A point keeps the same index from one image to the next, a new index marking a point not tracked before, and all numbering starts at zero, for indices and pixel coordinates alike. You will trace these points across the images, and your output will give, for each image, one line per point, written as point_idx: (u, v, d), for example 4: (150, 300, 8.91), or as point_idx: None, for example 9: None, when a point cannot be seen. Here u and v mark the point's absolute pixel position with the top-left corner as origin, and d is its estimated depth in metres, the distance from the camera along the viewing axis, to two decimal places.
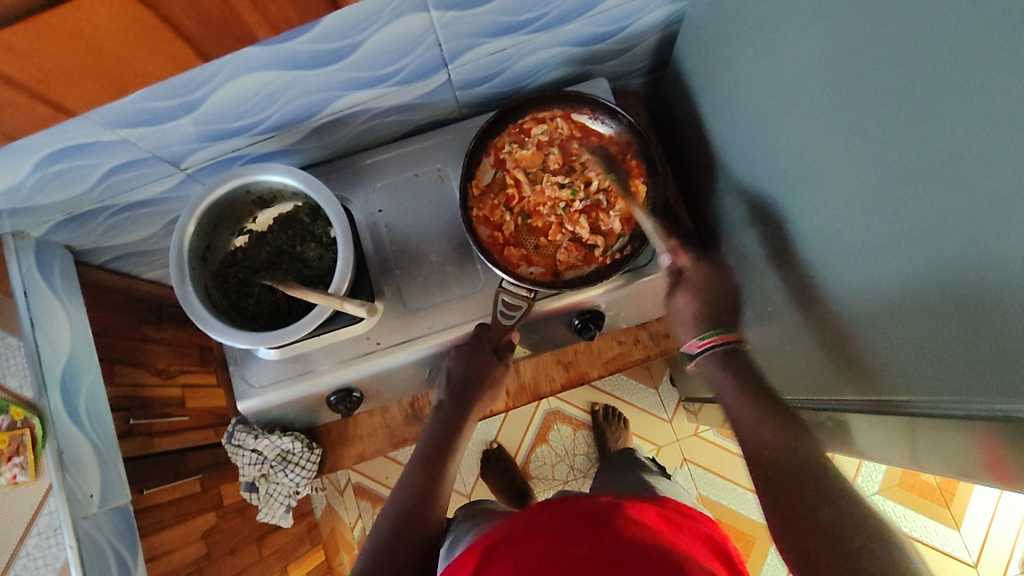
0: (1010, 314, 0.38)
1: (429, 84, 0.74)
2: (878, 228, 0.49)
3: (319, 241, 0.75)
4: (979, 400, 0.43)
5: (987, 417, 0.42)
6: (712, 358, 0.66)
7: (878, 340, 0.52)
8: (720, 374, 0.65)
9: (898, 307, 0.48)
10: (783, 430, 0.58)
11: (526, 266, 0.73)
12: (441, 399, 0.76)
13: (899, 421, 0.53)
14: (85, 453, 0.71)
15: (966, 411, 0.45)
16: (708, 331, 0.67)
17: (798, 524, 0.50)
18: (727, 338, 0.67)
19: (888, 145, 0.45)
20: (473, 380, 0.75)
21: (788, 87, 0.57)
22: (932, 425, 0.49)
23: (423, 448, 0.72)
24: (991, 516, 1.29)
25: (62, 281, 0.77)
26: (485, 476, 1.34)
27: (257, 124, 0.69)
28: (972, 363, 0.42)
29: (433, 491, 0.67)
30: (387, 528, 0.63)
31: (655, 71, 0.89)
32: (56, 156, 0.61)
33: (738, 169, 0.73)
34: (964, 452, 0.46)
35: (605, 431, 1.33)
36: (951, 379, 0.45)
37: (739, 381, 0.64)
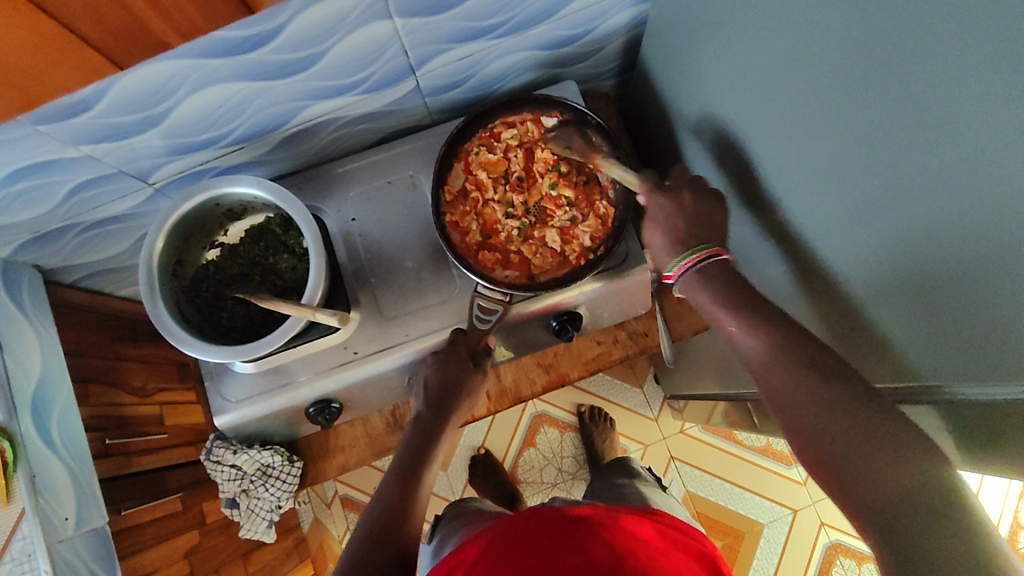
0: (979, 296, 0.38)
1: (398, 91, 0.74)
2: (845, 218, 0.49)
3: (293, 252, 0.74)
4: (964, 387, 0.42)
5: (975, 403, 0.42)
6: (696, 278, 0.57)
7: (857, 330, 0.53)
8: (704, 294, 0.56)
9: (871, 294, 0.49)
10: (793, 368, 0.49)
11: (501, 270, 0.73)
12: (419, 409, 0.75)
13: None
14: (59, 476, 0.70)
15: (949, 395, 0.44)
16: (680, 256, 0.59)
17: (851, 499, 0.44)
18: (705, 255, 0.58)
19: (851, 136, 0.46)
20: (450, 388, 0.74)
21: (752, 84, 0.57)
22: (915, 414, 0.49)
23: (400, 458, 0.72)
24: (974, 501, 1.31)
25: (30, 300, 0.76)
26: (473, 482, 1.33)
27: (224, 135, 0.68)
28: (947, 349, 0.43)
29: (408, 501, 0.66)
30: (359, 540, 0.62)
31: (625, 72, 0.89)
32: (18, 174, 0.60)
33: (709, 166, 0.73)
34: (952, 435, 0.46)
35: (591, 432, 1.34)
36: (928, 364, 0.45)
37: (719, 297, 0.55)
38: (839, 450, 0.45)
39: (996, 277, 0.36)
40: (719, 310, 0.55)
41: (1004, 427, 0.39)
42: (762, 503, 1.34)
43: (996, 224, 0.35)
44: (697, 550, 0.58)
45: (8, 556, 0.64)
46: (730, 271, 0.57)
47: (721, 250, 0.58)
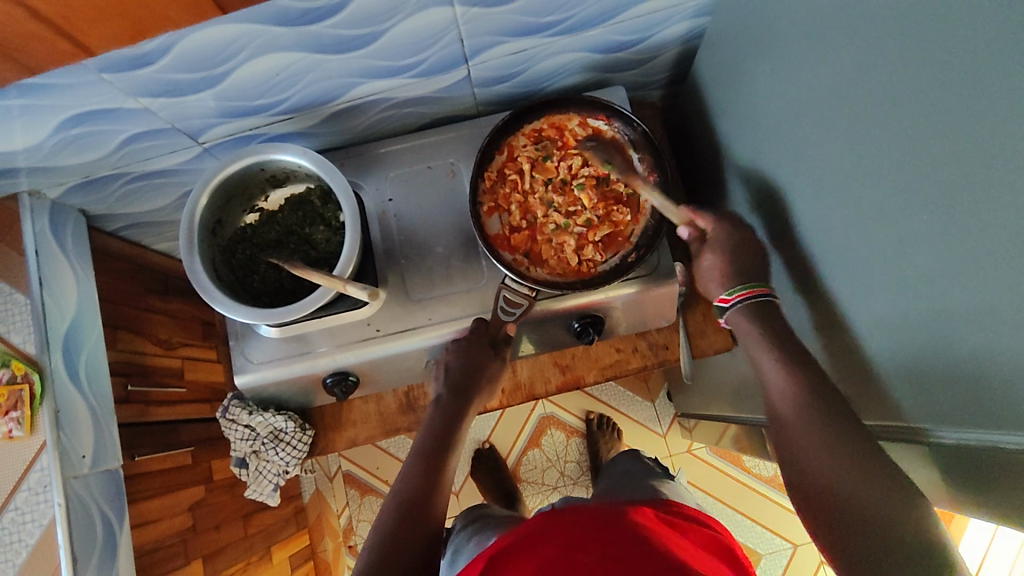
0: (1005, 345, 0.38)
1: (448, 79, 0.74)
2: (880, 251, 0.49)
3: (328, 225, 0.75)
4: (962, 429, 0.45)
5: (975, 445, 0.44)
6: (746, 312, 0.65)
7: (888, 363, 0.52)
8: (752, 330, 0.64)
9: (902, 328, 0.48)
10: (814, 414, 0.56)
11: (532, 265, 0.74)
12: (439, 393, 0.76)
13: (915, 453, 0.52)
14: (80, 413, 0.72)
15: (955, 437, 0.46)
16: (736, 286, 0.66)
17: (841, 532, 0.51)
18: (757, 293, 0.65)
19: (889, 174, 0.45)
20: (471, 375, 0.74)
21: (799, 108, 0.57)
22: (945, 462, 0.48)
23: (422, 443, 0.73)
24: (982, 559, 1.28)
25: (73, 242, 0.78)
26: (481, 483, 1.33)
27: (276, 103, 0.70)
28: (983, 394, 0.41)
29: (431, 484, 0.68)
30: (388, 522, 0.64)
31: (674, 84, 0.89)
32: (78, 119, 0.63)
33: (749, 187, 0.72)
34: (958, 480, 0.47)
35: (598, 439, 1.34)
36: (951, 400, 0.45)
37: (772, 343, 0.62)
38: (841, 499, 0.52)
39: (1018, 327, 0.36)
40: (754, 347, 0.63)
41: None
42: (762, 533, 1.33)
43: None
44: (709, 537, 0.60)
45: (26, 485, 0.68)
46: (773, 312, 0.65)
47: (771, 291, 0.66)
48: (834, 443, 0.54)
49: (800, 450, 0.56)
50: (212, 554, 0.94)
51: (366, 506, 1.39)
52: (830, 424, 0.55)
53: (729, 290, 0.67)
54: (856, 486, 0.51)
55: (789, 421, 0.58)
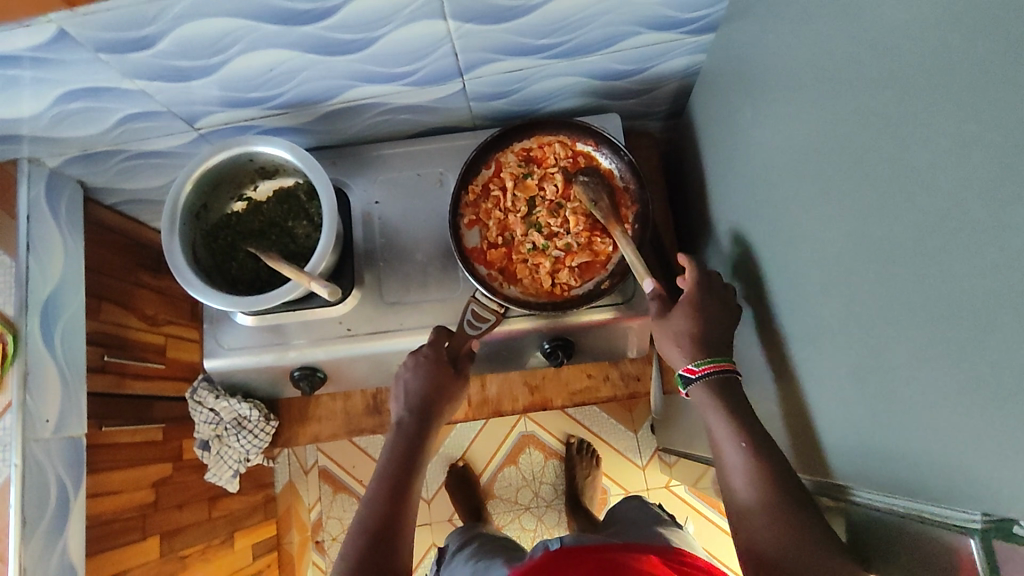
0: (944, 418, 0.37)
1: (445, 90, 0.75)
2: (837, 306, 0.48)
3: (311, 221, 0.77)
4: (894, 493, 0.44)
5: (905, 512, 0.43)
6: (710, 385, 0.64)
7: (838, 421, 0.51)
8: (711, 399, 0.63)
9: (853, 387, 0.47)
10: (772, 494, 0.56)
11: (506, 283, 0.74)
12: (400, 416, 0.70)
13: (847, 517, 0.52)
14: (49, 378, 0.73)
15: (888, 502, 0.46)
16: (703, 357, 0.65)
17: None
18: (722, 367, 0.64)
19: (851, 229, 0.45)
20: (435, 398, 0.70)
21: (778, 154, 0.57)
22: (871, 525, 0.49)
23: (382, 467, 0.68)
24: None
25: (67, 211, 0.80)
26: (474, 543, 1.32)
27: (272, 98, 0.71)
28: (915, 463, 0.41)
29: (395, 519, 0.64)
30: (354, 568, 0.60)
31: (674, 117, 0.89)
32: (76, 94, 0.65)
33: (732, 226, 0.72)
34: (894, 550, 0.46)
35: (575, 465, 1.33)
36: (893, 465, 0.44)
37: (732, 415, 0.61)
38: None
39: (961, 400, 0.35)
40: (717, 424, 0.62)
41: (948, 548, 0.39)
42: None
43: (972, 344, 0.34)
44: None
45: None
46: (734, 387, 0.64)
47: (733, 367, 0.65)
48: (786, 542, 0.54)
49: (757, 545, 0.56)
50: (171, 532, 0.96)
51: (337, 504, 1.37)
52: (784, 520, 0.55)
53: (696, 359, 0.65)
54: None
55: (748, 502, 0.58)
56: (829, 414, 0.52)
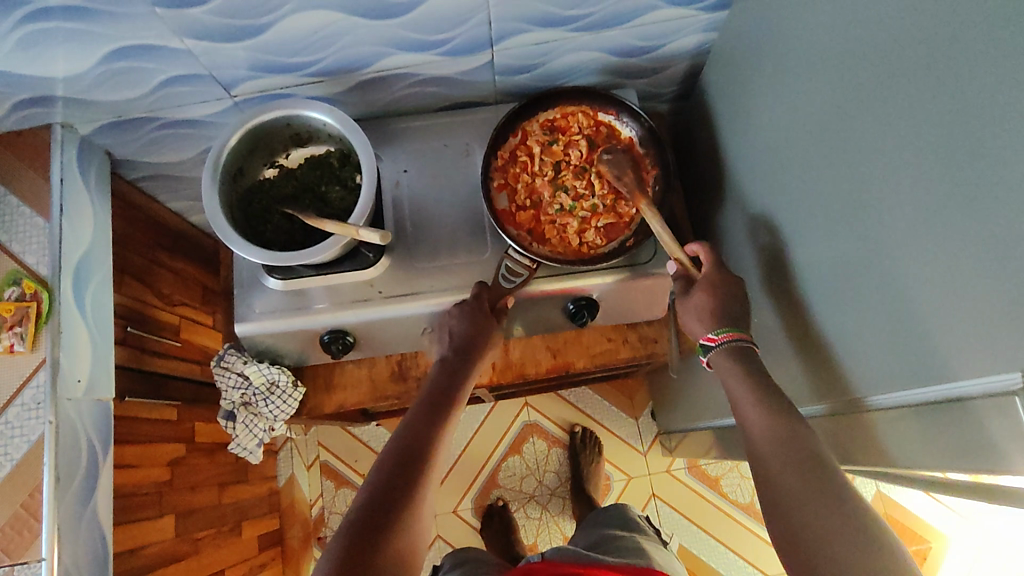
0: (986, 293, 0.41)
1: (474, 62, 0.79)
2: (870, 227, 0.52)
3: (344, 185, 0.78)
4: (927, 387, 0.49)
5: (939, 402, 0.48)
6: (727, 351, 0.67)
7: (870, 337, 0.55)
8: (727, 358, 0.67)
9: (887, 300, 0.51)
10: (781, 430, 0.59)
11: (535, 242, 0.77)
12: (443, 354, 0.75)
13: (872, 423, 0.57)
14: (81, 341, 0.73)
15: (917, 396, 0.50)
16: (720, 327, 0.69)
17: (794, 538, 0.53)
18: (739, 337, 0.68)
19: (884, 151, 0.49)
20: (473, 339, 0.74)
21: (799, 105, 0.62)
22: (895, 424, 0.53)
23: (424, 395, 0.72)
24: None
25: (96, 181, 0.81)
26: (484, 531, 1.31)
27: (310, 64, 0.74)
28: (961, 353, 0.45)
29: (433, 434, 0.67)
30: (389, 467, 0.62)
31: (681, 98, 0.95)
32: (123, 52, 0.67)
33: (748, 187, 0.77)
34: (922, 444, 0.51)
35: (580, 452, 1.34)
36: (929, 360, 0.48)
37: (745, 371, 0.65)
38: (800, 512, 0.54)
39: (1000, 275, 0.39)
40: (732, 378, 0.65)
41: (979, 418, 0.43)
42: (735, 561, 1.33)
43: (1010, 218, 0.38)
44: None
45: (20, 400, 0.69)
46: (751, 354, 0.67)
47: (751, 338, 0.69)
48: (797, 477, 0.55)
49: (766, 476, 0.58)
50: (185, 513, 0.94)
51: (340, 498, 1.37)
52: (796, 455, 0.57)
53: (715, 329, 0.69)
54: (811, 519, 0.53)
55: (758, 440, 0.60)
56: (862, 335, 0.56)
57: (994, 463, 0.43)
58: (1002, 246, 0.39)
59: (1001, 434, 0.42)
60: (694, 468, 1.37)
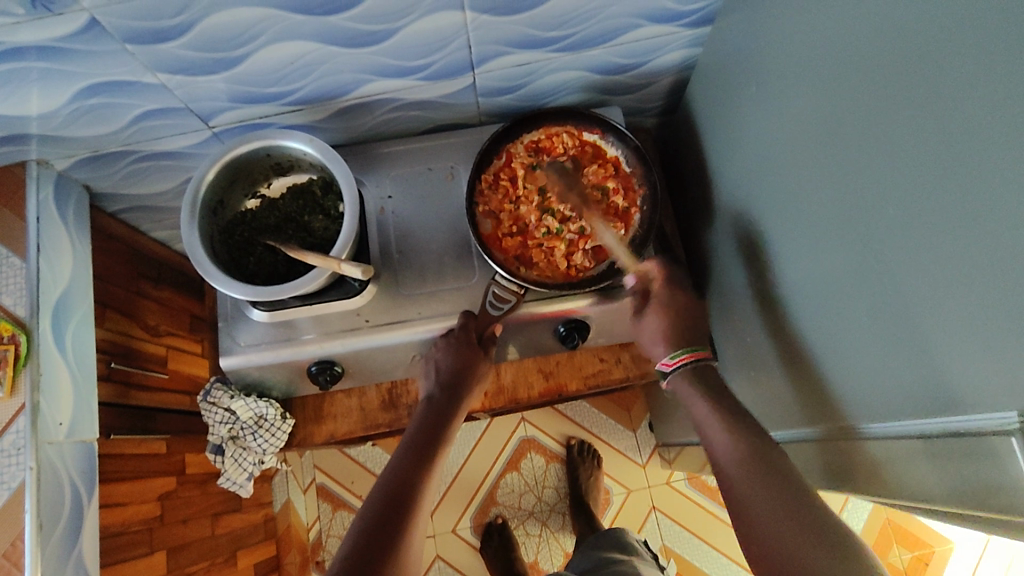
0: (983, 326, 0.40)
1: (456, 85, 0.78)
2: (862, 253, 0.51)
3: (328, 215, 0.78)
4: (924, 419, 0.47)
5: (935, 435, 0.46)
6: (684, 373, 0.72)
7: (866, 363, 0.53)
8: (691, 386, 0.71)
9: (882, 328, 0.50)
10: (749, 451, 0.61)
11: (522, 266, 0.76)
12: (431, 392, 0.76)
13: (867, 451, 0.55)
14: (62, 381, 0.72)
15: (913, 429, 0.49)
16: (679, 351, 0.74)
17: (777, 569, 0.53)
18: (697, 356, 0.73)
19: (874, 175, 0.48)
20: (461, 373, 0.74)
21: (786, 125, 0.61)
22: (890, 455, 0.52)
23: (412, 434, 0.72)
24: None
25: (74, 216, 0.79)
26: (483, 551, 1.30)
27: (288, 93, 0.73)
28: (957, 385, 0.43)
29: (422, 474, 0.66)
30: (375, 508, 0.62)
31: (668, 113, 0.94)
32: (95, 89, 0.65)
33: (738, 205, 0.76)
34: (918, 477, 0.49)
35: (578, 466, 1.33)
36: (924, 390, 0.46)
37: (707, 394, 0.69)
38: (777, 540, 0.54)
39: (996, 308, 0.38)
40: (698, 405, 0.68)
41: (977, 454, 0.42)
42: (737, 572, 1.32)
43: (1005, 251, 0.37)
44: None
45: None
46: (710, 372, 0.72)
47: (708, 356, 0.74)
48: (777, 508, 0.56)
49: (739, 504, 0.59)
50: (175, 548, 0.92)
51: (337, 521, 1.36)
52: (770, 482, 0.58)
53: (672, 354, 0.74)
54: (799, 553, 0.53)
55: (725, 463, 0.62)
56: (856, 360, 0.55)
57: (996, 501, 0.41)
58: (998, 278, 0.38)
59: (1000, 469, 0.41)
60: (694, 479, 1.36)
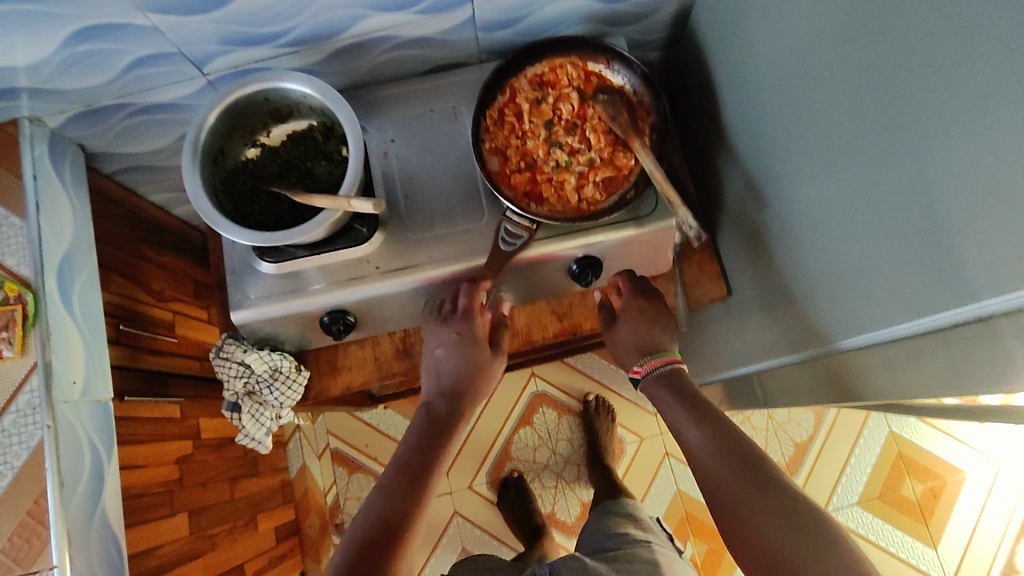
0: (1008, 207, 0.39)
1: (454, 18, 0.75)
2: (884, 151, 0.50)
3: (330, 159, 0.76)
4: (939, 311, 0.47)
5: (956, 325, 0.46)
6: (654, 377, 0.76)
7: (887, 269, 0.53)
8: (669, 392, 0.74)
9: (904, 228, 0.49)
10: (731, 452, 0.65)
11: (533, 203, 0.75)
12: (430, 399, 0.80)
13: (890, 353, 0.55)
14: (71, 341, 0.71)
15: (926, 321, 0.49)
16: (646, 357, 0.78)
17: (758, 551, 0.59)
18: (666, 360, 0.77)
19: (903, 65, 0.46)
20: (461, 377, 0.80)
21: (801, 32, 0.59)
22: (915, 353, 0.52)
23: (409, 446, 0.76)
24: (978, 518, 1.32)
25: (71, 175, 0.78)
26: (501, 505, 1.31)
27: (283, 33, 0.70)
28: (978, 274, 0.43)
29: (431, 468, 0.74)
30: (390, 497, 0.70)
31: (671, 45, 0.91)
32: (84, 34, 0.63)
33: (749, 128, 0.74)
34: (938, 369, 0.50)
35: (595, 425, 1.32)
36: (950, 284, 0.46)
37: (683, 400, 0.72)
38: (752, 521, 0.60)
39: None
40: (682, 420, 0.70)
41: (1011, 338, 0.42)
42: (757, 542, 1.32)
43: None
44: None
45: (15, 406, 0.66)
46: (682, 377, 0.75)
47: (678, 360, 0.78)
48: (755, 500, 0.61)
49: (716, 492, 0.64)
50: (196, 511, 0.92)
51: (354, 484, 1.36)
52: (746, 471, 0.63)
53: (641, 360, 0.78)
54: (784, 546, 0.57)
55: (702, 462, 0.66)
56: (882, 266, 0.54)
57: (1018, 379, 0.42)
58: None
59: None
60: None
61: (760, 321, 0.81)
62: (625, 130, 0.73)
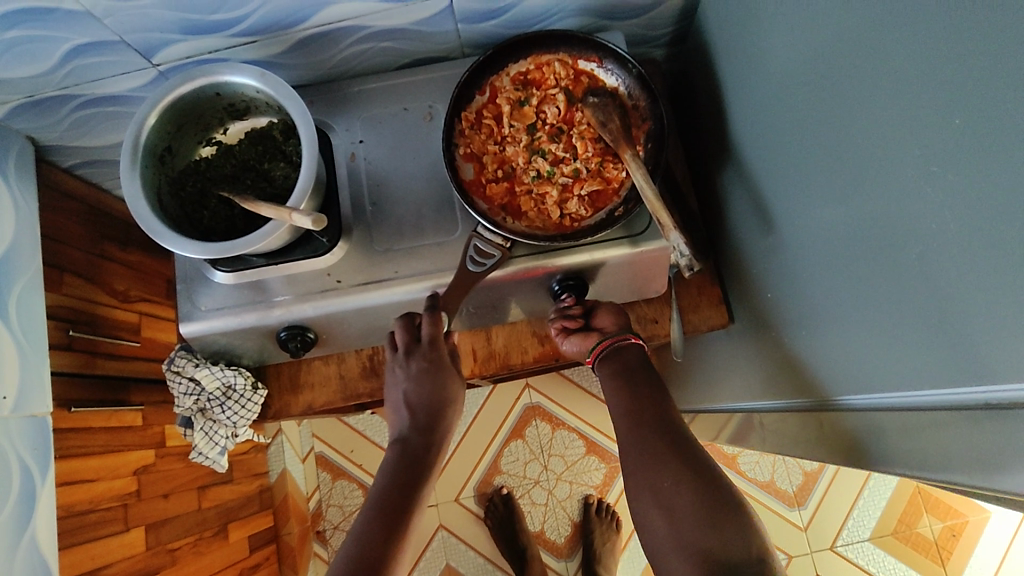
0: None
1: (429, 8, 0.67)
2: (905, 185, 0.42)
3: (289, 161, 0.69)
4: (980, 385, 0.39)
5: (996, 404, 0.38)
6: (611, 352, 0.67)
7: (907, 321, 0.44)
8: (617, 364, 0.66)
9: (931, 278, 0.41)
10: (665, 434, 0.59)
11: (509, 217, 0.67)
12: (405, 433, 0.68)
13: (909, 422, 0.47)
14: (5, 352, 0.66)
15: (963, 396, 0.40)
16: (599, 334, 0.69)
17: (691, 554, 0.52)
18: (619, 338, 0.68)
19: (934, 84, 0.38)
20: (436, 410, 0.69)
21: (817, 34, 0.50)
22: (942, 427, 0.43)
23: (381, 486, 0.64)
24: (1000, 561, 1.22)
25: (16, 170, 0.72)
26: (488, 521, 1.25)
27: (237, 22, 0.63)
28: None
29: (407, 510, 0.62)
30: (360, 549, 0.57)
31: (677, 42, 0.82)
32: (10, 19, 0.57)
33: (757, 142, 0.65)
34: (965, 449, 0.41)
35: (593, 528, 1.23)
36: (991, 352, 0.37)
37: (630, 378, 0.65)
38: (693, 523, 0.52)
39: None
40: (629, 394, 0.63)
41: None
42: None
43: None
44: None
45: None
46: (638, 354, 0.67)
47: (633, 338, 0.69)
48: (687, 488, 0.54)
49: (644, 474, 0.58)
50: (156, 524, 0.88)
51: (337, 490, 1.31)
52: (681, 454, 0.57)
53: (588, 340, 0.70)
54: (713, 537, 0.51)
55: (639, 442, 0.60)
56: (901, 317, 0.45)
57: None
58: None
59: None
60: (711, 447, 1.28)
61: (758, 355, 0.72)
62: (615, 140, 0.65)
